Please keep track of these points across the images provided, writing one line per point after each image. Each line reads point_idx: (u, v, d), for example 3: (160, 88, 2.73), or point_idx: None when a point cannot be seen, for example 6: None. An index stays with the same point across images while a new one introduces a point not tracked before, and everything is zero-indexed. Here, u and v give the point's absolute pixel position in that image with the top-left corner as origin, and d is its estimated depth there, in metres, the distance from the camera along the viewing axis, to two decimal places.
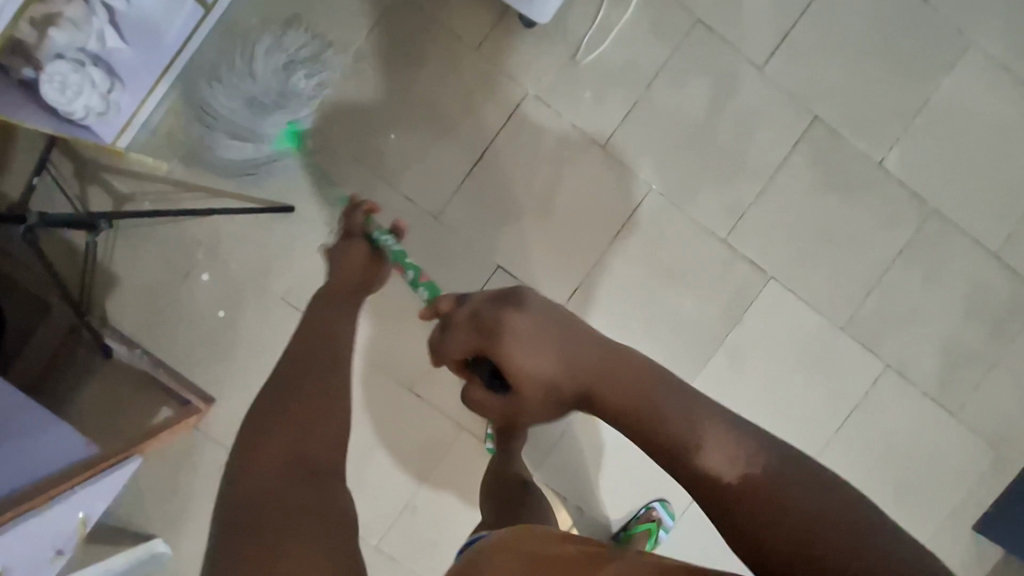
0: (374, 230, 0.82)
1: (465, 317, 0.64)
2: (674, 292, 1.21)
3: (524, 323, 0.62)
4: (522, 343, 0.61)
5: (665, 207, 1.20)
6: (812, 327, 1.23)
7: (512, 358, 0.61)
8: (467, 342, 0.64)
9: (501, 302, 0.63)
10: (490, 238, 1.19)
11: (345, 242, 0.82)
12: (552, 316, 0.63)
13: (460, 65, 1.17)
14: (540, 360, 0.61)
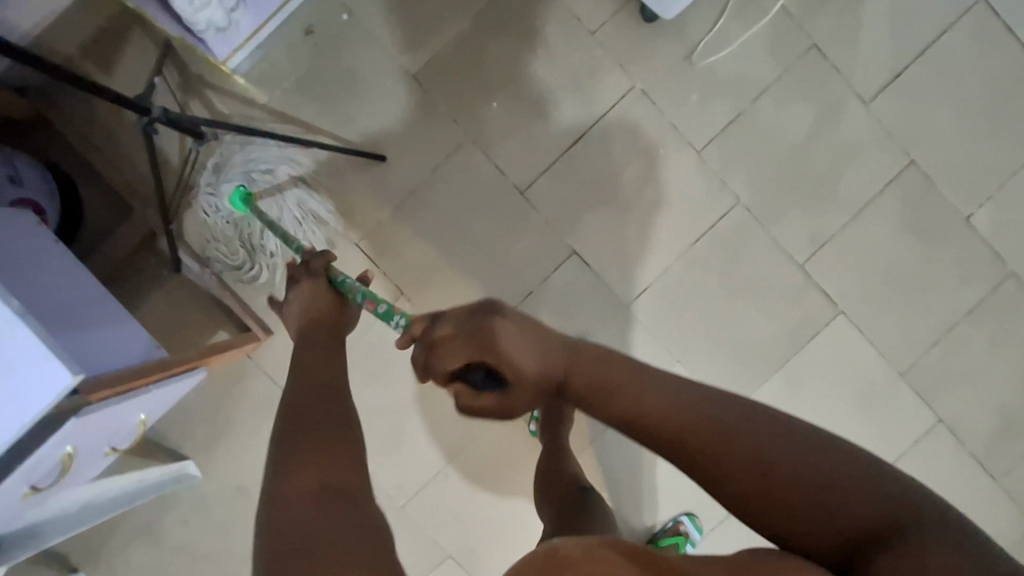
0: (336, 274, 0.82)
1: (448, 334, 0.59)
2: (741, 308, 1.21)
3: (507, 332, 0.59)
4: (510, 348, 0.59)
5: (748, 222, 1.20)
6: (872, 368, 1.22)
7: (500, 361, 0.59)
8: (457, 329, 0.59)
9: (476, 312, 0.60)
10: (571, 221, 1.19)
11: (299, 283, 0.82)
12: (527, 324, 0.61)
13: (575, 47, 1.17)
14: (521, 359, 0.59)
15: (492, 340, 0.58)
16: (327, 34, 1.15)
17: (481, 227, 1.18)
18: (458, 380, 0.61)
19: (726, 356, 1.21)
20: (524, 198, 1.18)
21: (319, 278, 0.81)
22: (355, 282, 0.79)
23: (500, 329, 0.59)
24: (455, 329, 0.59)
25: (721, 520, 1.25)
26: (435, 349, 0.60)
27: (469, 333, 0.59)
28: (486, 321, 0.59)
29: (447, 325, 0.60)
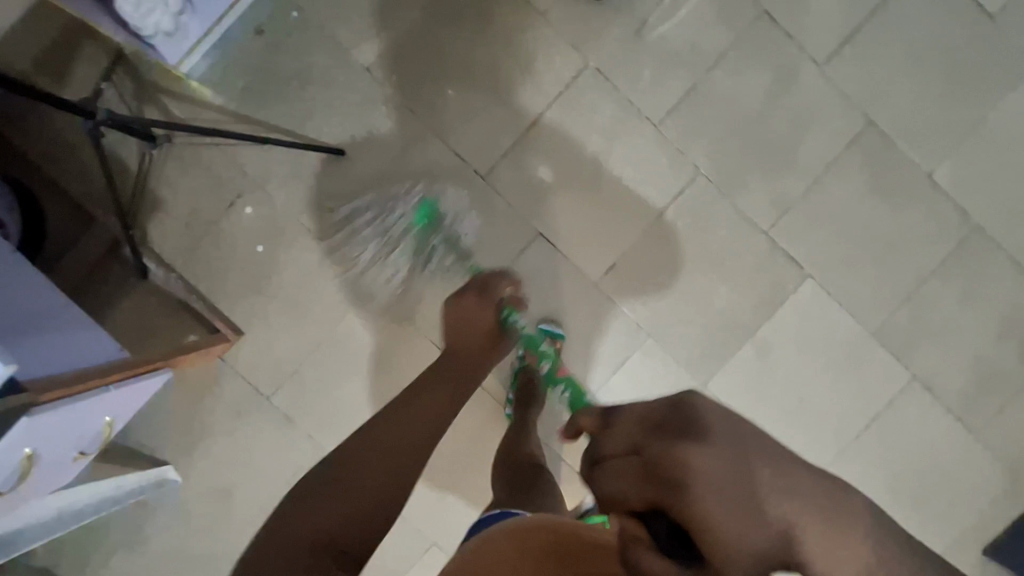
0: (507, 308, 0.92)
1: (616, 454, 0.43)
2: (710, 279, 1.21)
3: (711, 470, 0.40)
4: (711, 494, 0.39)
5: (711, 192, 1.20)
6: (843, 329, 1.23)
7: (696, 519, 0.39)
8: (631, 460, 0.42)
9: (667, 430, 0.41)
10: (534, 203, 1.19)
11: (478, 297, 0.90)
12: (742, 446, 0.41)
13: (526, 30, 1.17)
14: (733, 522, 0.39)
15: (684, 475, 0.40)
16: (277, 33, 1.15)
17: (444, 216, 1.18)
18: (637, 528, 0.41)
19: (697, 327, 1.22)
20: (486, 183, 1.19)
21: (490, 299, 0.90)
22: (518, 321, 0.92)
23: (696, 461, 0.40)
24: (629, 454, 0.42)
25: None
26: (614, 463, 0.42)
27: (659, 461, 0.40)
28: (681, 442, 0.41)
29: (631, 438, 0.42)
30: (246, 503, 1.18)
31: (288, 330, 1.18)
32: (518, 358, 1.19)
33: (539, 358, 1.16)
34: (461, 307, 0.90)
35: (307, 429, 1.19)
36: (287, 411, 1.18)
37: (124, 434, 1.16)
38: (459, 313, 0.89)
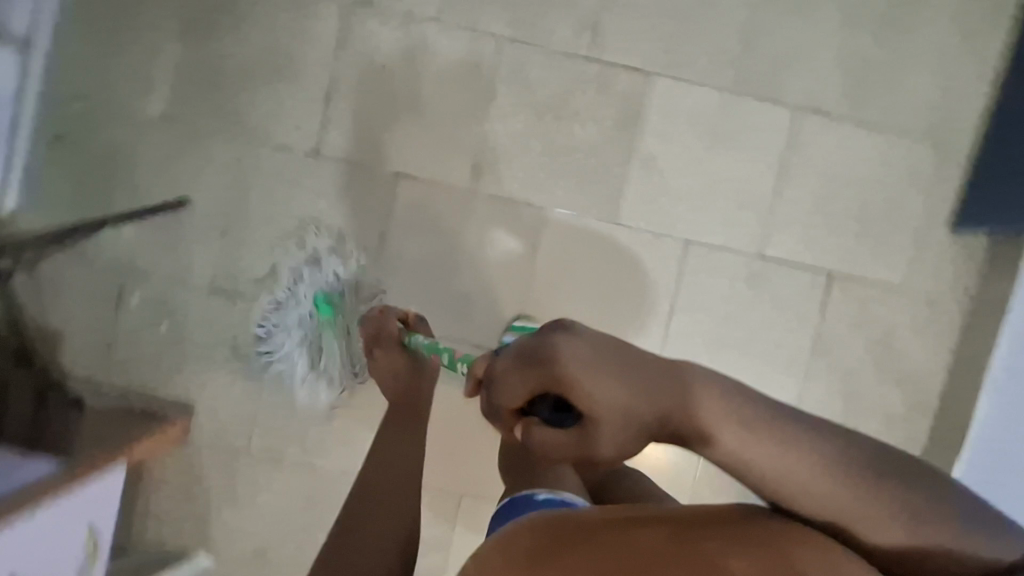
0: (406, 335, 0.98)
1: (503, 368, 0.54)
2: (568, 127, 1.22)
3: (572, 353, 0.51)
4: (580, 370, 0.51)
5: (524, 51, 1.21)
6: (709, 102, 1.23)
7: (578, 388, 0.51)
8: (523, 378, 0.53)
9: (528, 361, 0.52)
10: (377, 152, 1.20)
11: (377, 345, 0.98)
12: (599, 346, 0.52)
13: (277, 6, 1.17)
14: (605, 387, 0.51)
15: (552, 359, 0.51)
16: (70, 134, 1.17)
17: (307, 206, 1.20)
18: (531, 406, 0.55)
19: (580, 174, 1.23)
20: (323, 158, 1.20)
21: (386, 336, 0.98)
22: (417, 336, 0.96)
23: (563, 350, 0.51)
24: (510, 361, 0.53)
25: (669, 312, 1.25)
26: (594, 403, 0.51)
27: (670, 407, 0.52)
28: (552, 358, 0.51)
29: (522, 379, 0.53)
30: (282, 548, 1.22)
31: (229, 381, 1.20)
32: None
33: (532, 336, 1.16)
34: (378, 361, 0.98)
35: (296, 457, 1.21)
36: (270, 452, 1.21)
37: (145, 546, 1.20)
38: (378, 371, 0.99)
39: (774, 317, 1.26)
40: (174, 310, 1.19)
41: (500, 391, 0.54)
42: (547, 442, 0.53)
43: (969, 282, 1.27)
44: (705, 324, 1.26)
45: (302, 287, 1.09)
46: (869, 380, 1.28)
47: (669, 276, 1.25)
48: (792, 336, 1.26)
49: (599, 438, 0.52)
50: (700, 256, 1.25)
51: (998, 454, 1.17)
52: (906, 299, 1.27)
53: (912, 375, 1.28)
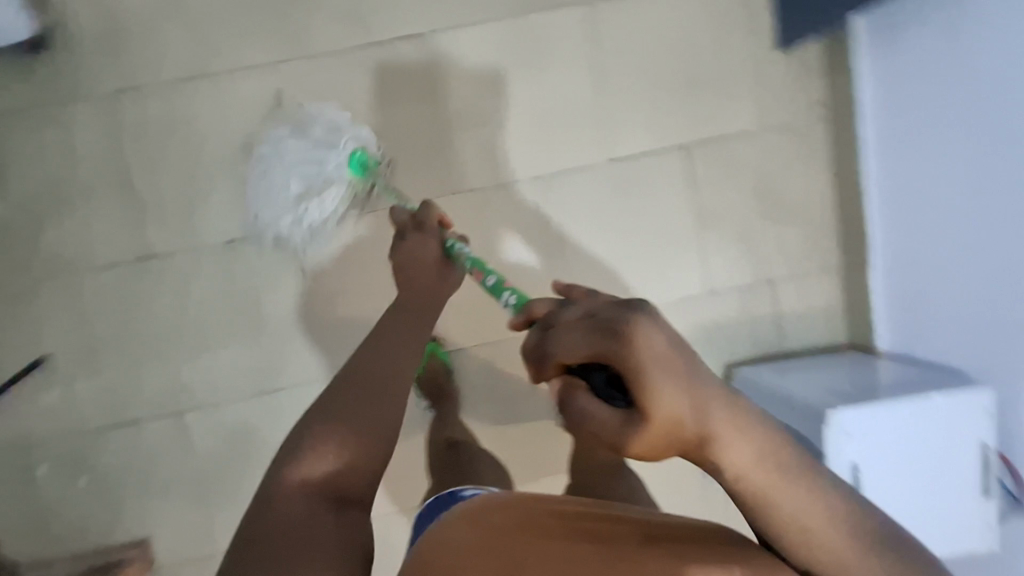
0: (450, 239, 0.89)
1: (570, 320, 0.46)
2: (370, 117, 1.14)
3: (654, 343, 0.43)
4: (656, 364, 0.43)
5: (293, 64, 1.14)
6: (495, 30, 1.15)
7: (644, 382, 0.43)
8: (586, 344, 0.45)
9: (603, 331, 0.44)
10: (200, 227, 1.15)
11: (418, 234, 0.89)
12: (682, 347, 0.45)
13: (31, 131, 1.10)
14: (672, 388, 0.44)
15: (629, 342, 0.43)
16: None
17: (161, 309, 1.16)
18: (582, 372, 0.47)
19: (405, 158, 1.16)
20: (152, 257, 1.15)
21: (431, 232, 0.89)
22: (464, 250, 0.87)
23: (641, 335, 0.43)
24: (584, 320, 0.46)
25: (551, 253, 1.21)
26: (667, 399, 0.43)
27: (719, 429, 0.46)
28: (631, 334, 0.43)
29: (587, 346, 0.45)
30: None
31: (171, 499, 1.19)
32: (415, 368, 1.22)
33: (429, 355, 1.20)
34: (406, 249, 0.87)
35: None
36: None
37: None
38: (401, 264, 0.87)
39: (651, 212, 1.23)
40: (86, 459, 1.17)
41: (566, 351, 0.46)
42: (591, 407, 0.45)
43: (820, 94, 1.23)
44: (590, 247, 1.22)
45: (332, 156, 1.05)
46: (765, 229, 1.25)
47: (534, 219, 1.20)
48: (676, 224, 1.23)
49: (644, 429, 0.44)
50: (556, 187, 1.20)
51: (897, 259, 1.17)
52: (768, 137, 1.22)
53: (802, 207, 1.25)
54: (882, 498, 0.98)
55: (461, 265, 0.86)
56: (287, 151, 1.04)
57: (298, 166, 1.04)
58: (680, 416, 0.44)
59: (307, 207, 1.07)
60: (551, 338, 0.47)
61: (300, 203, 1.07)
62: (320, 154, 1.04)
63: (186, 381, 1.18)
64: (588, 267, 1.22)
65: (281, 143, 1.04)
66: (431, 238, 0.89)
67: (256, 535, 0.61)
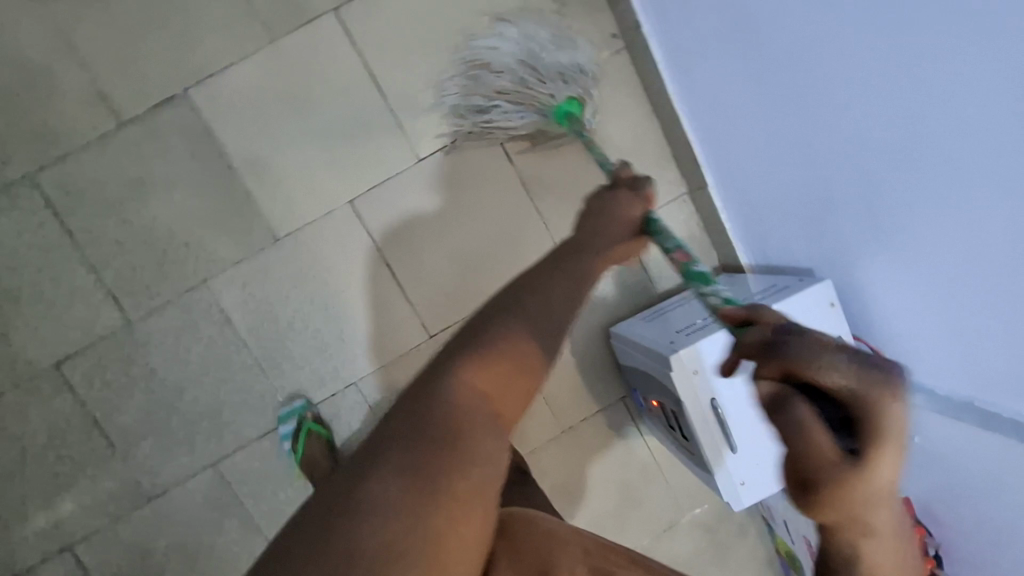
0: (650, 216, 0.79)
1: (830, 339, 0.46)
2: (161, 198, 1.14)
3: (900, 419, 0.44)
4: (888, 439, 0.44)
5: (66, 172, 1.12)
6: (252, 74, 1.14)
7: (875, 447, 0.44)
8: (843, 375, 0.44)
9: (870, 375, 0.44)
10: (30, 358, 1.13)
11: (628, 195, 0.80)
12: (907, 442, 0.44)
13: None
14: (888, 472, 0.44)
15: (883, 398, 0.44)
16: None
17: (12, 450, 1.13)
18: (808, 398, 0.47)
19: (209, 226, 1.16)
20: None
21: (642, 204, 0.80)
22: (672, 237, 0.77)
23: (893, 399, 0.44)
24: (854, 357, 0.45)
25: (387, 270, 1.20)
26: (880, 474, 0.44)
27: (879, 521, 0.46)
28: (888, 392, 0.44)
29: (842, 372, 0.44)
30: None
31: None
32: (292, 452, 1.16)
33: (314, 434, 1.15)
34: (610, 198, 0.80)
35: None
36: None
37: None
38: (596, 227, 0.75)
39: (480, 201, 1.21)
40: None
41: (816, 366, 0.45)
42: (811, 427, 0.44)
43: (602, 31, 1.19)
44: (429, 255, 1.21)
45: (551, 88, 1.09)
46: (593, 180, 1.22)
47: (359, 241, 1.19)
48: (500, 202, 1.22)
49: (852, 479, 0.44)
50: (370, 204, 1.19)
51: (721, 174, 1.13)
52: (583, 80, 1.11)
53: (630, 144, 1.20)
54: (749, 428, 0.88)
55: (659, 241, 0.77)
56: (507, 61, 1.10)
57: (515, 82, 1.10)
58: (871, 487, 0.44)
59: (495, 110, 1.12)
60: (803, 346, 0.46)
61: (495, 96, 1.12)
62: (527, 88, 1.09)
63: (62, 514, 1.14)
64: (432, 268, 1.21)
65: (511, 62, 1.10)
66: (639, 207, 0.79)
67: (379, 459, 0.47)
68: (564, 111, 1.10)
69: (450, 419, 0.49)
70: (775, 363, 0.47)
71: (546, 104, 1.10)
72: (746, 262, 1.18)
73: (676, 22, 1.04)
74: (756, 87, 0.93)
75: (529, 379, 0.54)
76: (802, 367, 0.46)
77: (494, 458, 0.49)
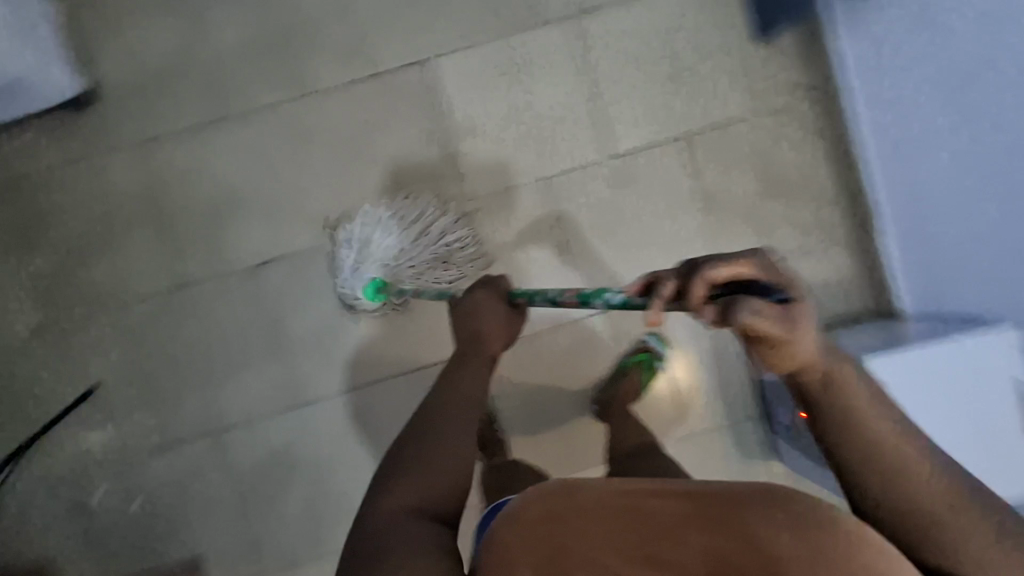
0: (514, 290, 0.89)
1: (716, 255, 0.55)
2: (377, 141, 1.23)
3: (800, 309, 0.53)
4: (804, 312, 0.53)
5: (302, 100, 1.22)
6: (483, 52, 1.24)
7: (798, 309, 0.53)
8: (745, 271, 0.54)
9: (762, 271, 0.54)
10: (229, 256, 1.22)
11: (476, 297, 0.87)
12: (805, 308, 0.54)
13: (74, 180, 1.21)
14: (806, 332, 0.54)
15: (774, 276, 0.54)
16: None
17: (193, 335, 1.22)
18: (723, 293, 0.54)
19: (412, 175, 1.23)
20: (186, 288, 1.22)
21: (496, 287, 0.89)
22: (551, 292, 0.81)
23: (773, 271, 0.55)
24: (753, 264, 0.54)
25: (565, 248, 1.25)
26: (804, 327, 0.53)
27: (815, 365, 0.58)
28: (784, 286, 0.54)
29: (746, 272, 0.54)
30: None
31: (218, 518, 1.23)
32: None
33: None
34: (479, 300, 0.86)
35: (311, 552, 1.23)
36: (286, 560, 1.23)
37: None
38: (473, 326, 0.84)
39: (653, 207, 1.26)
40: (135, 483, 1.22)
41: (729, 263, 0.54)
42: (763, 312, 0.50)
43: (804, 77, 1.27)
44: (597, 250, 1.25)
45: (363, 268, 1.15)
46: (769, 207, 1.27)
47: (546, 217, 1.25)
48: (679, 202, 1.26)
49: (790, 329, 0.52)
50: (563, 183, 1.25)
51: (902, 219, 1.17)
52: (450, 253, 1.20)
53: (809, 181, 1.26)
54: None
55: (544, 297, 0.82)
56: (374, 238, 1.15)
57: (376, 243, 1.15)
58: (803, 332, 0.53)
59: (343, 259, 1.17)
60: (702, 256, 0.56)
61: (379, 213, 1.17)
62: (368, 255, 1.15)
63: (222, 402, 1.22)
64: (603, 254, 1.25)
65: (387, 219, 1.16)
66: (500, 294, 0.88)
67: None
68: (375, 287, 1.17)
69: (386, 525, 0.64)
70: (700, 277, 0.54)
71: (357, 269, 1.16)
72: (908, 310, 1.22)
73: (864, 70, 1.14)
74: (929, 119, 0.99)
75: (439, 471, 0.69)
76: (713, 273, 0.54)
77: (418, 547, 0.61)
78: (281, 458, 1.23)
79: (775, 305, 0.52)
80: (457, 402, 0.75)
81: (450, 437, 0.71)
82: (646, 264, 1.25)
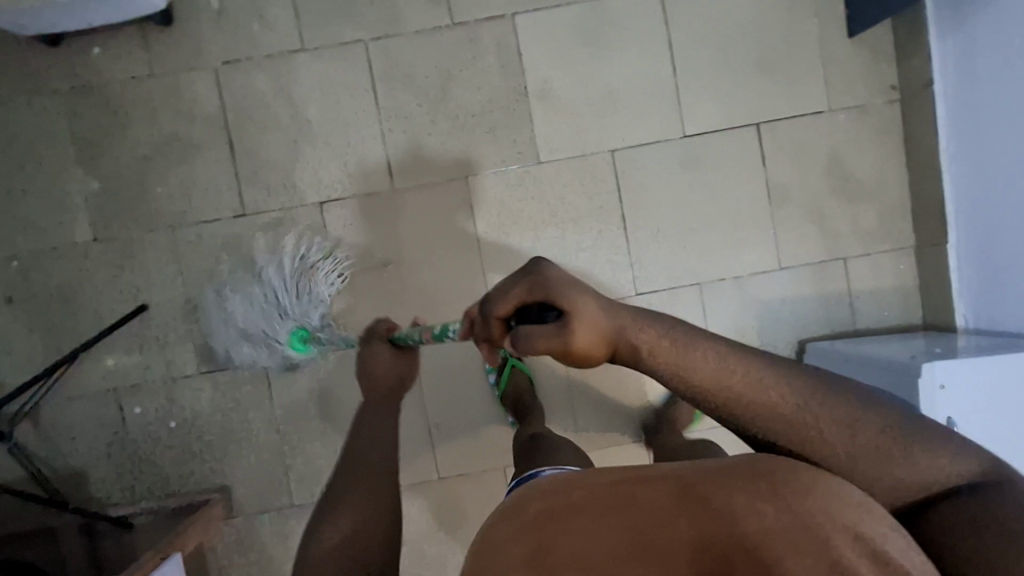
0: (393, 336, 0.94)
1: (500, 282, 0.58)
2: (454, 92, 1.22)
3: (583, 305, 0.53)
4: (587, 303, 0.53)
5: (384, 43, 1.21)
6: (572, 14, 1.22)
7: (579, 311, 0.52)
8: (520, 298, 0.55)
9: (528, 286, 0.55)
10: (294, 191, 1.22)
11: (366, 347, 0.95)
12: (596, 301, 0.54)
13: (149, 94, 1.20)
14: (598, 312, 0.53)
15: (551, 288, 0.54)
16: (17, 285, 1.20)
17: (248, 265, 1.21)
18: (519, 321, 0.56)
19: (484, 131, 1.22)
20: (248, 216, 1.21)
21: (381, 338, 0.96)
22: (410, 335, 0.91)
23: (553, 276, 0.55)
24: (519, 290, 0.55)
25: (624, 225, 1.24)
26: (591, 326, 0.52)
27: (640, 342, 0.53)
28: (562, 292, 0.53)
29: (520, 297, 0.55)
30: None
31: (253, 448, 1.24)
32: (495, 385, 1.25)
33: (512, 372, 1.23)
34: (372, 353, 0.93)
35: None
36: (313, 496, 1.24)
37: None
38: (366, 374, 0.89)
39: (721, 192, 1.25)
40: (176, 404, 1.23)
41: (502, 298, 0.56)
42: (534, 336, 0.53)
43: (890, 78, 1.25)
44: (658, 232, 1.24)
45: (276, 332, 1.15)
46: (837, 205, 1.25)
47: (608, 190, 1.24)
48: (747, 189, 1.25)
49: (571, 339, 0.52)
50: (631, 157, 1.24)
51: (972, 231, 1.17)
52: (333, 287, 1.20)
53: (879, 184, 1.25)
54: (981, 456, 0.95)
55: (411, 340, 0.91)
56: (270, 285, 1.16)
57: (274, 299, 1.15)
58: (599, 331, 0.53)
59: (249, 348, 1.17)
60: (491, 292, 0.59)
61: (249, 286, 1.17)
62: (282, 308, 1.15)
63: None
64: (663, 234, 1.25)
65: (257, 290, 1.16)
66: (381, 342, 0.94)
67: None
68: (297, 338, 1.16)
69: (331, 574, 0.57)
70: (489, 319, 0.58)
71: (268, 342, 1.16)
72: (961, 322, 1.21)
73: (950, 89, 1.16)
74: None
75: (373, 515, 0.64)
76: (496, 312, 0.57)
77: None
78: (322, 397, 1.23)
79: (549, 321, 0.53)
80: (359, 470, 0.68)
81: (357, 486, 0.67)
82: (704, 250, 1.25)
